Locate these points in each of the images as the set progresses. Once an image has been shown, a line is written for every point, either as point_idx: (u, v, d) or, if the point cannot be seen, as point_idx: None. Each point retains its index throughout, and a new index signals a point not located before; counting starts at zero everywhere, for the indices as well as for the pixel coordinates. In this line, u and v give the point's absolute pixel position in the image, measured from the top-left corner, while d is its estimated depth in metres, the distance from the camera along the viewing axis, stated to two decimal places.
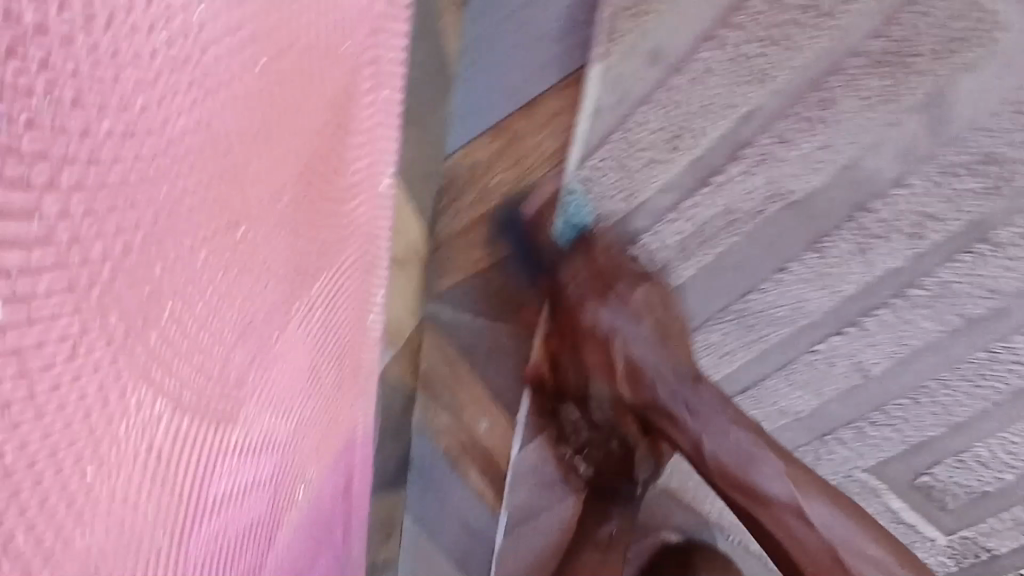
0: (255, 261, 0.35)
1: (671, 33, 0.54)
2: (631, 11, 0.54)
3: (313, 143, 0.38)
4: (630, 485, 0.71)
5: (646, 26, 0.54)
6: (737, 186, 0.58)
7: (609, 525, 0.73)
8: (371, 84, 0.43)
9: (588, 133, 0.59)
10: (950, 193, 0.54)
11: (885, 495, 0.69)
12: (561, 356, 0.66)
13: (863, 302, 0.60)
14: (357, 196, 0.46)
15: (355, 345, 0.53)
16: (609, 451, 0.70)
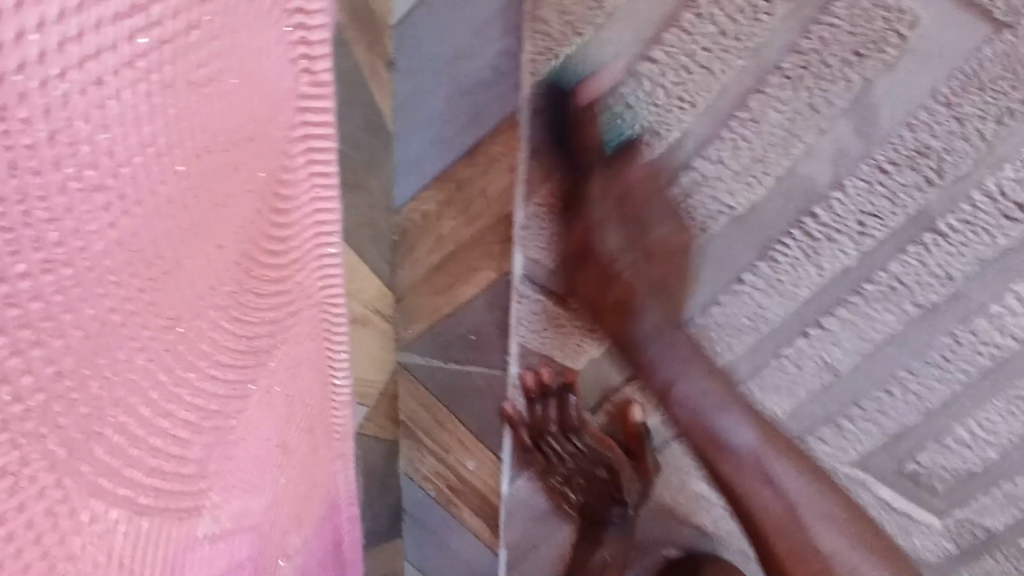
0: (201, 356, 0.36)
1: (593, 66, 0.53)
2: (549, 51, 0.54)
3: (248, 230, 0.39)
4: (619, 511, 0.69)
5: (565, 64, 0.54)
6: (681, 207, 0.58)
7: (602, 552, 0.70)
8: (304, 162, 0.44)
9: (525, 172, 0.58)
10: (888, 189, 0.55)
11: (874, 486, 0.71)
12: (541, 389, 0.66)
13: (820, 304, 0.61)
14: (303, 270, 0.46)
15: (324, 409, 0.54)
16: (593, 478, 0.68)
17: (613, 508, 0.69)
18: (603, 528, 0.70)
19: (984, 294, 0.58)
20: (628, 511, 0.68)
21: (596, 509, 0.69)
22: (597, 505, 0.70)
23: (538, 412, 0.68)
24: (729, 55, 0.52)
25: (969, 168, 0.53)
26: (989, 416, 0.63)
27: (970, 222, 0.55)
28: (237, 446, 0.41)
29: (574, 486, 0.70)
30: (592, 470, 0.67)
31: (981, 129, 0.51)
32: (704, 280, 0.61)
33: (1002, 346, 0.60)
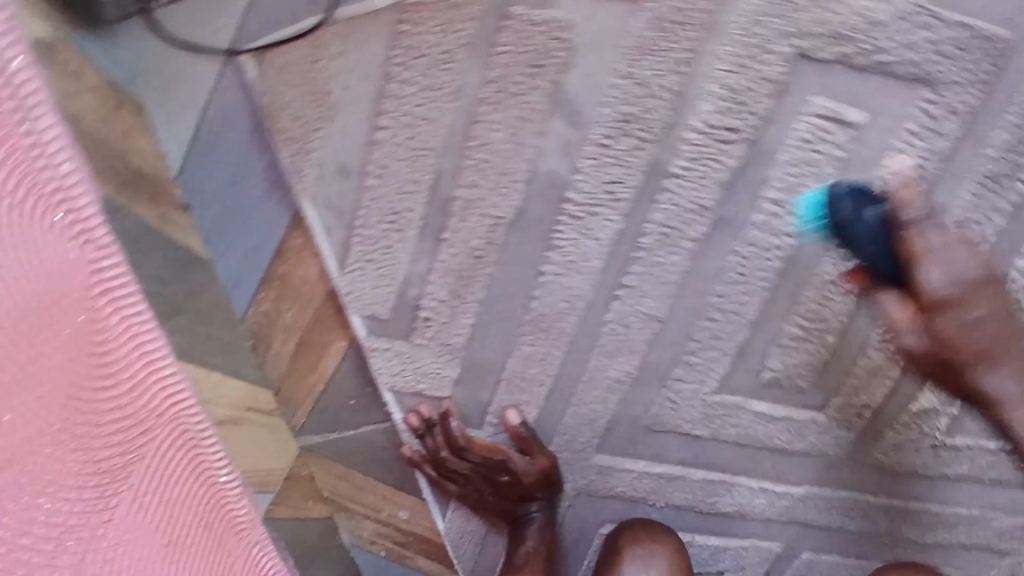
0: (27, 490, 0.37)
1: (339, 148, 0.63)
2: (297, 149, 0.63)
3: (61, 362, 0.38)
4: (534, 506, 0.81)
5: (316, 155, 0.63)
6: (463, 233, 0.67)
7: (529, 547, 0.80)
8: (105, 296, 0.41)
9: (325, 250, 0.67)
10: (617, 157, 0.64)
11: (747, 404, 0.78)
12: (424, 424, 0.75)
13: (615, 267, 0.70)
14: (141, 384, 0.42)
15: (184, 526, 0.45)
16: (503, 486, 0.79)
17: (529, 505, 0.80)
18: (523, 522, 0.80)
19: (740, 211, 0.67)
20: (543, 504, 0.80)
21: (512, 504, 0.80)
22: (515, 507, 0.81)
23: (432, 445, 0.76)
24: (437, 103, 0.61)
25: (670, 117, 0.63)
26: (807, 306, 0.73)
27: (694, 158, 0.65)
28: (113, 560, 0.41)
29: (492, 500, 0.81)
30: (499, 478, 0.78)
31: (661, 85, 0.62)
32: (514, 283, 0.70)
33: (784, 247, 0.69)
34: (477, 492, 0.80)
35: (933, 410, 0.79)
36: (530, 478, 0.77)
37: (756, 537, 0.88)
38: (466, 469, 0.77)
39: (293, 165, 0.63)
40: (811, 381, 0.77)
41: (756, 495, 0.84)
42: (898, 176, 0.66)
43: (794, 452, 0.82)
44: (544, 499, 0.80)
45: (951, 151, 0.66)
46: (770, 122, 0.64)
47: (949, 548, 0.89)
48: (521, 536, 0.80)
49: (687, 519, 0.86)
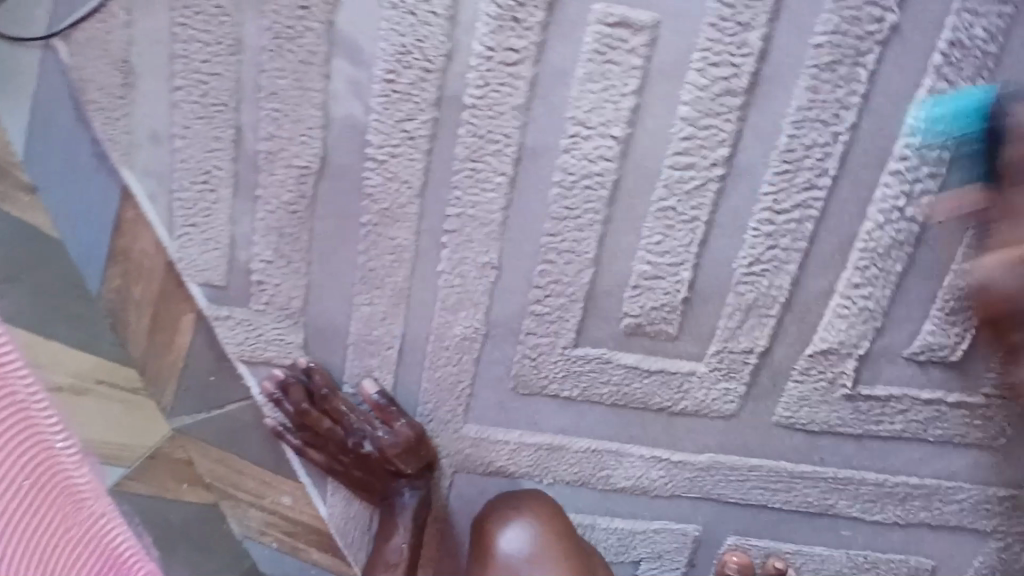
0: None
1: (147, 115, 0.68)
2: (112, 121, 0.68)
3: None
4: (405, 491, 0.77)
5: (128, 125, 0.68)
6: (275, 188, 0.68)
7: (400, 540, 0.76)
8: None
9: (156, 219, 0.71)
10: (404, 92, 0.64)
11: (614, 357, 0.72)
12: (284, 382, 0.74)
13: (432, 211, 0.68)
14: None
15: None
16: (367, 462, 0.75)
17: (398, 489, 0.77)
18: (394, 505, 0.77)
19: (545, 136, 0.64)
20: (411, 489, 0.76)
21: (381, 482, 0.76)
22: (384, 490, 0.77)
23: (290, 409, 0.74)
24: (223, 60, 0.65)
25: (448, 43, 0.62)
26: (651, 239, 0.66)
27: (484, 84, 0.63)
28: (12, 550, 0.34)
29: (357, 480, 0.77)
30: (361, 451, 0.75)
31: (432, 9, 0.61)
32: (337, 236, 0.69)
33: (605, 172, 0.65)
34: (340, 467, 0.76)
35: (835, 352, 0.69)
36: (392, 453, 0.73)
37: (666, 518, 0.78)
38: (325, 437, 0.75)
39: (109, 137, 0.69)
40: (678, 324, 0.70)
41: (652, 466, 0.76)
42: (710, 77, 0.61)
43: (682, 412, 0.73)
44: (414, 481, 0.76)
45: (764, 43, 0.60)
46: (552, 33, 0.61)
47: (905, 527, 0.77)
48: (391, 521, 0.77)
49: (584, 500, 0.78)
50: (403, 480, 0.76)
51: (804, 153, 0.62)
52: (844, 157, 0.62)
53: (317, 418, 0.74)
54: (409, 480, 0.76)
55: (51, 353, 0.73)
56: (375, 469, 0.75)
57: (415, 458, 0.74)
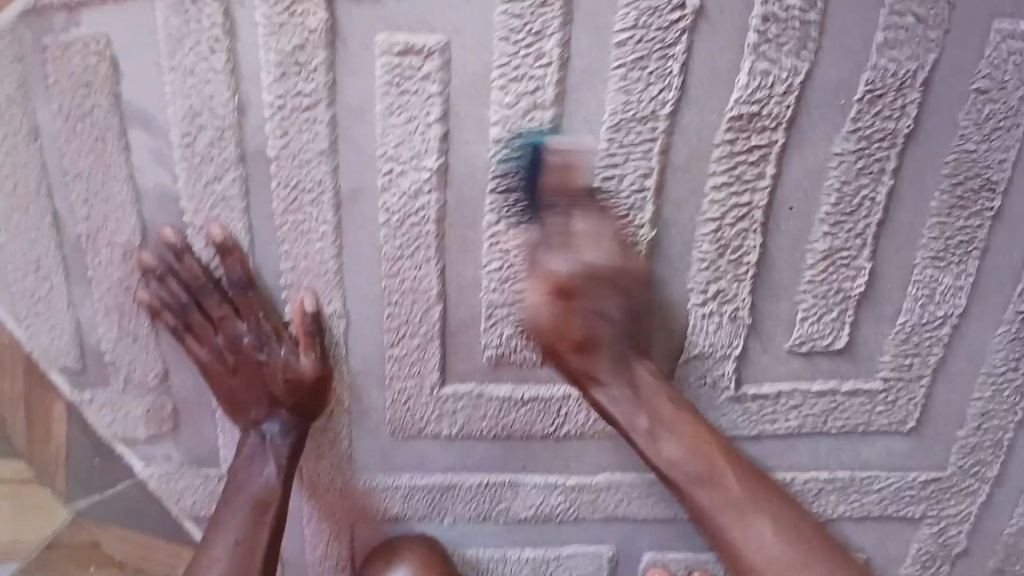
0: None
1: None
2: None
3: None
4: (269, 426, 0.67)
5: None
6: (105, 268, 0.66)
7: (270, 472, 0.67)
8: None
9: (2, 314, 0.69)
10: (205, 154, 0.61)
11: (484, 391, 0.68)
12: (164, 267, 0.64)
13: (264, 270, 0.65)
14: None
15: None
16: (255, 370, 0.66)
17: (271, 416, 0.67)
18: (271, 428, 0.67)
19: (360, 178, 0.61)
20: (282, 421, 0.67)
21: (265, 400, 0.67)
22: (254, 412, 0.67)
23: (178, 289, 0.64)
24: (24, 150, 0.63)
25: (239, 98, 0.59)
26: (490, 267, 0.63)
27: (283, 134, 0.59)
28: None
29: (235, 394, 0.67)
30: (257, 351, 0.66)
31: (213, 67, 0.58)
32: None
33: (429, 206, 0.61)
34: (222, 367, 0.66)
35: (709, 356, 0.65)
36: (284, 375, 0.65)
37: (577, 542, 0.75)
38: (214, 331, 0.65)
39: None
40: (542, 350, 0.66)
41: (549, 493, 0.72)
42: (513, 93, 0.57)
43: (565, 436, 0.70)
44: (287, 415, 0.67)
45: (562, 49, 0.56)
46: (341, 72, 0.58)
47: (828, 524, 0.72)
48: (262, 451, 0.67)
49: (489, 535, 0.75)
50: (278, 409, 0.67)
51: (626, 157, 0.58)
52: (668, 155, 0.58)
53: (212, 304, 0.64)
54: (284, 410, 0.67)
55: None
56: (258, 383, 0.66)
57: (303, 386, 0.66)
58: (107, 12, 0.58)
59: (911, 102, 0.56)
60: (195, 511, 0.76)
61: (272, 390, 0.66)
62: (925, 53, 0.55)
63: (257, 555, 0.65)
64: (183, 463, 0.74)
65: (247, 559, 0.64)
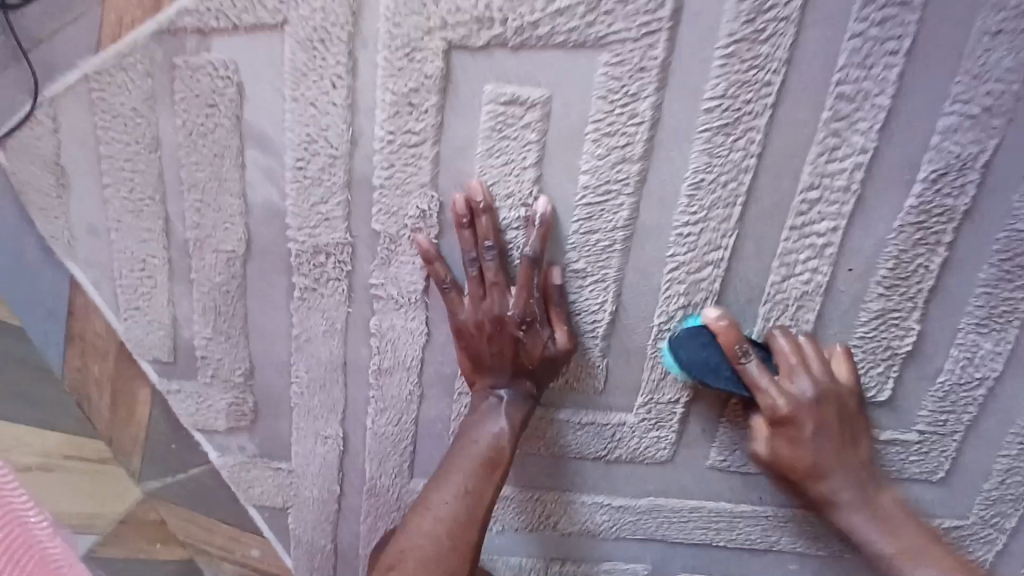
0: None
1: (83, 210, 0.71)
2: (52, 218, 0.72)
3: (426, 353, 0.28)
4: (505, 389, 0.68)
5: (68, 221, 0.72)
6: (206, 270, 0.71)
7: (501, 426, 0.68)
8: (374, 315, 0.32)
9: (102, 305, 0.75)
10: (316, 176, 0.66)
11: (546, 412, 0.73)
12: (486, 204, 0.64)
13: (359, 285, 0.71)
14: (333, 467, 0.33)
15: None
16: (491, 348, 0.67)
17: (510, 382, 0.68)
18: (500, 386, 0.68)
19: None
20: (520, 391, 0.68)
21: (515, 358, 0.67)
22: (494, 377, 0.68)
23: (488, 228, 0.65)
24: (143, 156, 0.68)
25: (353, 130, 0.64)
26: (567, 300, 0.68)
27: (390, 165, 0.65)
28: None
29: (477, 354, 0.68)
30: (506, 334, 0.66)
31: (333, 100, 0.63)
32: (271, 312, 0.73)
33: (517, 239, 0.67)
34: (474, 324, 0.67)
35: None
36: (540, 351, 0.67)
37: (615, 559, 0.80)
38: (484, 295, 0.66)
39: (50, 234, 0.72)
40: (604, 380, 0.71)
41: (595, 511, 0.77)
42: (606, 146, 0.62)
43: (615, 459, 0.75)
44: (524, 385, 0.68)
45: (654, 111, 0.61)
46: (447, 113, 0.63)
47: (853, 560, 0.78)
48: (519, 387, 0.68)
49: (536, 545, 0.81)
50: (524, 378, 0.68)
51: (705, 215, 0.64)
52: (742, 215, 0.64)
53: (489, 272, 0.65)
54: (529, 380, 0.68)
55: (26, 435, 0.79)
56: (511, 353, 0.67)
57: (548, 360, 0.67)
58: (235, 41, 0.63)
59: (971, 184, 0.61)
60: (262, 499, 0.81)
61: (517, 363, 0.67)
62: (989, 139, 0.60)
63: (483, 504, 0.66)
64: (257, 453, 0.80)
65: (471, 509, 0.66)
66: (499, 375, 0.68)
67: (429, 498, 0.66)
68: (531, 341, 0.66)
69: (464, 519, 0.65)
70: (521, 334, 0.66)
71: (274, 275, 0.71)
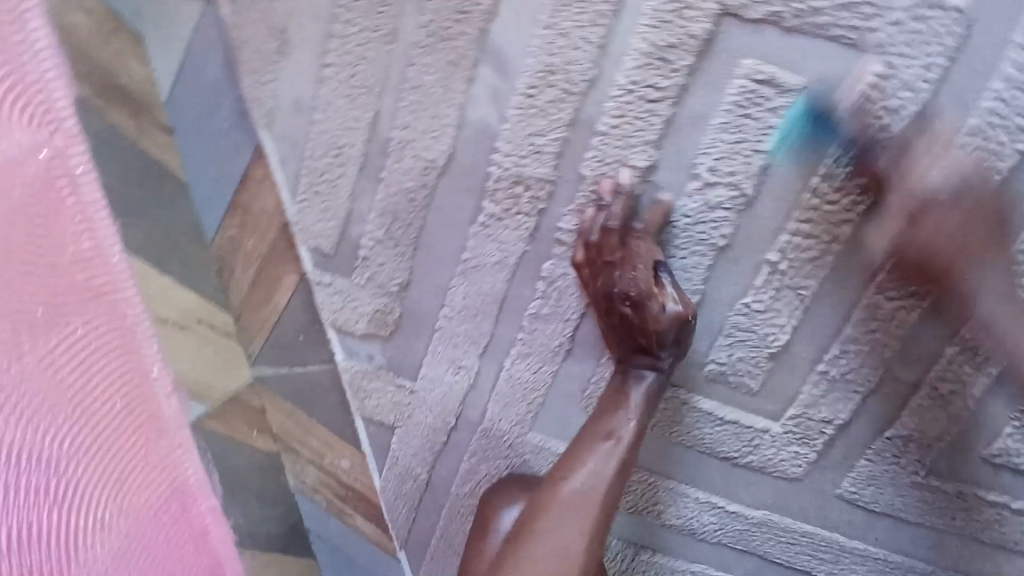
0: None
1: (292, 84, 0.71)
2: (260, 83, 0.72)
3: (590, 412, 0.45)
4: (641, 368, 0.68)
5: (274, 90, 0.71)
6: (399, 173, 0.71)
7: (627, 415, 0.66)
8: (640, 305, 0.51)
9: (280, 180, 0.74)
10: (541, 108, 0.65)
11: (693, 399, 0.73)
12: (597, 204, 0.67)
13: (547, 226, 0.70)
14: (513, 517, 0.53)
15: None
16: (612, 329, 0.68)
17: (636, 361, 0.68)
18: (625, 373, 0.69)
19: (673, 176, 0.66)
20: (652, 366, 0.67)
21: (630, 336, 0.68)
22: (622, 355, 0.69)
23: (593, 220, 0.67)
24: (374, 45, 0.67)
25: (594, 72, 0.64)
26: (753, 293, 0.68)
27: (620, 115, 0.64)
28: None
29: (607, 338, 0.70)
30: (613, 310, 0.68)
31: (586, 36, 0.63)
32: (449, 230, 0.72)
33: (722, 220, 0.66)
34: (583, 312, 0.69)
35: (913, 441, 0.70)
36: (655, 325, 0.65)
37: (707, 562, 0.79)
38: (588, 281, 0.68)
39: (254, 99, 0.72)
40: (762, 382, 0.71)
41: (704, 509, 0.77)
42: (846, 151, 0.61)
43: (744, 464, 0.74)
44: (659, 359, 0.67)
45: (909, 129, 0.60)
46: (696, 78, 0.62)
47: None
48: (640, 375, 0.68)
49: (634, 528, 0.80)
50: (652, 353, 0.67)
51: None
52: None
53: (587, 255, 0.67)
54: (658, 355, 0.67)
55: (166, 287, 0.75)
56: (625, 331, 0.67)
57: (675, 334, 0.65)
58: None
59: None
60: (375, 411, 0.81)
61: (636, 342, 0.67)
62: None
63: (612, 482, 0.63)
64: (384, 365, 0.80)
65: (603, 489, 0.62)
66: (623, 355, 0.69)
67: (558, 479, 0.63)
68: (643, 319, 0.66)
69: (590, 502, 0.61)
70: (631, 313, 0.66)
71: (465, 194, 0.70)
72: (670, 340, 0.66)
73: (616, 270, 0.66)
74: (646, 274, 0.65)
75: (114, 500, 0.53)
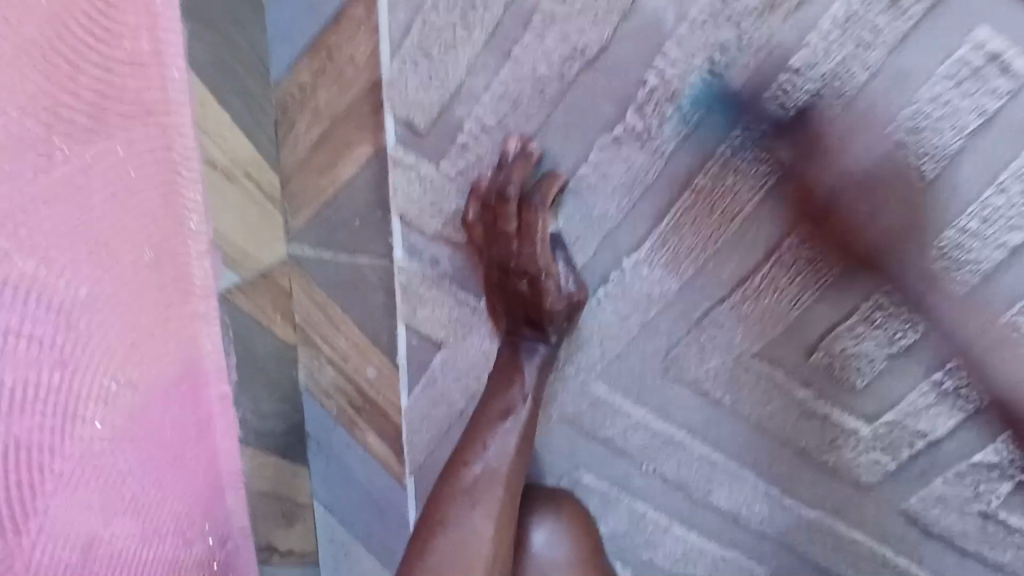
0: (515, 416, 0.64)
1: None
2: None
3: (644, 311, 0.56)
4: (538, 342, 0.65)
5: None
6: (535, 54, 0.59)
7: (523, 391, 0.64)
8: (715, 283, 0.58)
9: (383, 30, 0.62)
10: (731, 18, 0.56)
11: (784, 383, 0.66)
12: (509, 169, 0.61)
13: (688, 158, 0.60)
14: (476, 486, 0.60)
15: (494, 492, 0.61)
16: (517, 300, 0.63)
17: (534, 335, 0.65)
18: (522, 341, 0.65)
19: (858, 139, 0.56)
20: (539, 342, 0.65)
21: (527, 308, 0.63)
22: (517, 326, 0.65)
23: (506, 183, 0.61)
24: None
25: None
26: (891, 287, 0.60)
27: (823, 56, 0.55)
28: (61, 455, 0.47)
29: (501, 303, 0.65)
30: (514, 285, 0.63)
31: None
32: (571, 138, 0.62)
33: (892, 203, 0.57)
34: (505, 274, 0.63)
35: (997, 470, 0.64)
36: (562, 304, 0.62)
37: (740, 550, 0.74)
38: (507, 242, 0.62)
39: None
40: (867, 380, 0.64)
41: (757, 499, 0.71)
42: None
43: (816, 462, 0.68)
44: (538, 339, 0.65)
45: None
46: (924, 31, 0.52)
47: None
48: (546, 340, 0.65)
49: (670, 502, 0.74)
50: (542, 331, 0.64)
51: None
52: None
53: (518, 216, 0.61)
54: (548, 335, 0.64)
55: (225, 124, 0.61)
56: (527, 304, 0.63)
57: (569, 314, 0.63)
58: None
59: None
60: (424, 322, 0.71)
61: (535, 316, 0.63)
62: None
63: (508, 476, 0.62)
64: (446, 274, 0.69)
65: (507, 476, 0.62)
66: (522, 325, 0.65)
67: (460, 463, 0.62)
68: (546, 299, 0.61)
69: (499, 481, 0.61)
70: (525, 290, 0.62)
71: (606, 98, 0.60)
72: (560, 318, 0.63)
73: (515, 244, 0.61)
74: (544, 252, 0.61)
75: (141, 399, 0.54)
